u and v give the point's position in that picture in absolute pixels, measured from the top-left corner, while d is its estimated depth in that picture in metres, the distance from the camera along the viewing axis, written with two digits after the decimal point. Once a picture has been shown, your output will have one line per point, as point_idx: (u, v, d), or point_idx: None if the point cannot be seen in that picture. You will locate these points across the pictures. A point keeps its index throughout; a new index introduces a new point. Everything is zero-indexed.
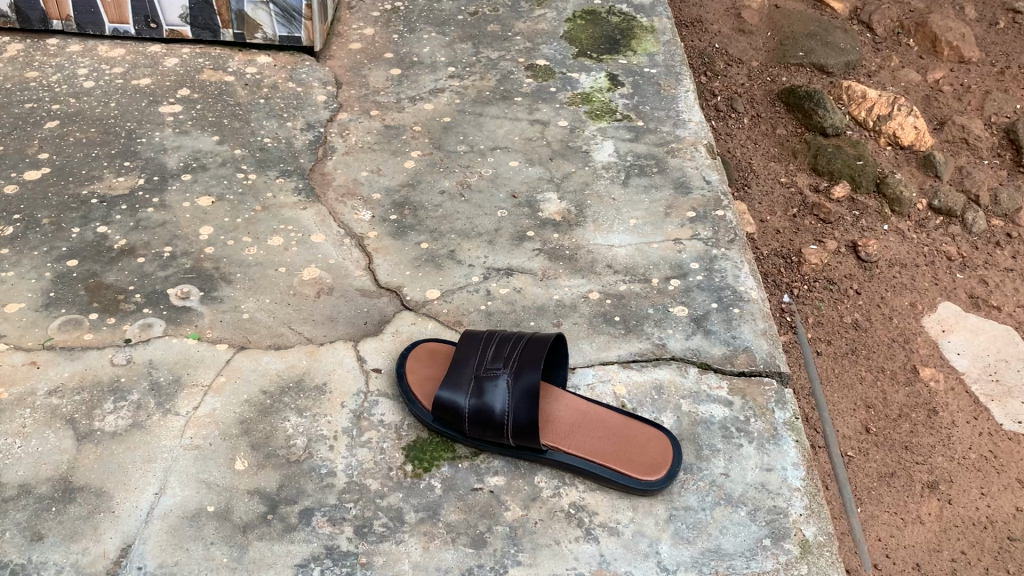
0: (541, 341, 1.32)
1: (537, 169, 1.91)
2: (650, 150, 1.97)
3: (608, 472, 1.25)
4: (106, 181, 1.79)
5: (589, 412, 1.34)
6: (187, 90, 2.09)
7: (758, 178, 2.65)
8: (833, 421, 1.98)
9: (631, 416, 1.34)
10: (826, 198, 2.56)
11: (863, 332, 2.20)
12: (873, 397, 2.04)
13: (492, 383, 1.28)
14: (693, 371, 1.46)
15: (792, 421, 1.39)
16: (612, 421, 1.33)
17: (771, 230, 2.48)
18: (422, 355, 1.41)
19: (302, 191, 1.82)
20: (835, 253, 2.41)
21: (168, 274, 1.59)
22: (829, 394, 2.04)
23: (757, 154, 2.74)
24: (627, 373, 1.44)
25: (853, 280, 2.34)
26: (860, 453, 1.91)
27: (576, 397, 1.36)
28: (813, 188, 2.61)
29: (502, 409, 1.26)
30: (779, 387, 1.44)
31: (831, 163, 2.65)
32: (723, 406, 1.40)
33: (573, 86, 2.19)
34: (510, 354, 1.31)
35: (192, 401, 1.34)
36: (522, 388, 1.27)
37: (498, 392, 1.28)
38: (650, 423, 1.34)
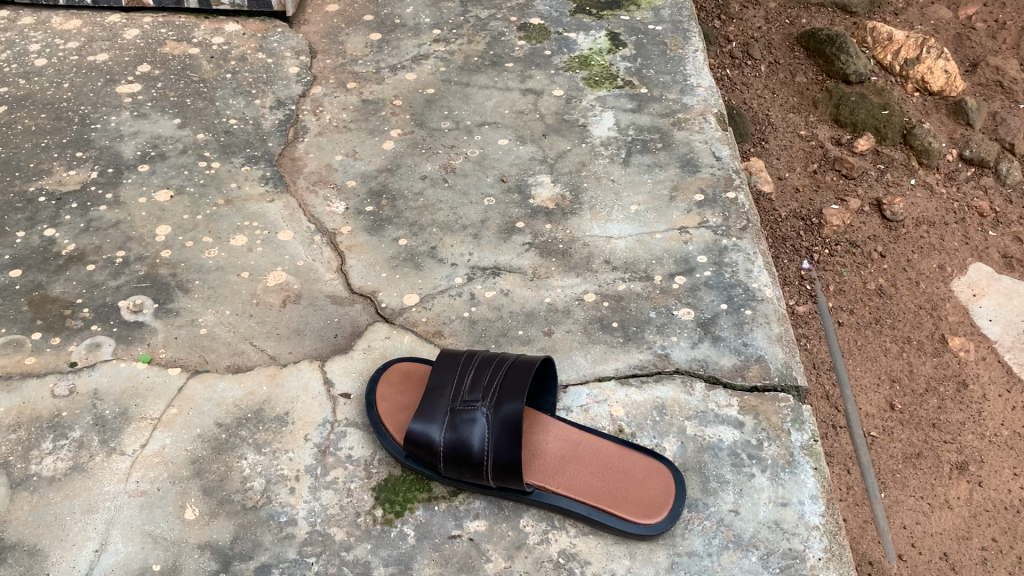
0: (527, 367, 1.18)
1: (528, 148, 1.73)
2: (655, 122, 1.78)
3: (601, 515, 1.11)
4: (55, 175, 1.64)
5: (580, 442, 1.19)
6: (148, 66, 1.92)
7: (776, 131, 2.45)
8: (855, 398, 1.82)
9: (629, 445, 1.19)
10: (848, 152, 2.36)
11: (888, 299, 2.02)
12: (899, 370, 1.87)
13: (470, 415, 1.14)
14: (699, 387, 1.30)
15: (810, 445, 1.24)
16: (606, 451, 1.18)
17: (790, 188, 2.29)
18: (393, 378, 1.26)
19: (270, 180, 1.65)
20: (858, 212, 2.22)
21: (120, 283, 1.45)
22: (851, 367, 1.88)
23: (775, 104, 2.53)
24: (625, 391, 1.29)
25: (877, 242, 2.15)
26: (884, 432, 1.76)
27: (565, 424, 1.22)
28: (835, 141, 2.40)
29: (481, 446, 1.12)
30: (797, 404, 1.29)
31: (854, 114, 2.43)
32: (732, 428, 1.25)
33: (570, 48, 2.00)
34: (491, 383, 1.17)
35: (139, 437, 1.21)
36: (504, 423, 1.13)
37: (476, 426, 1.13)
38: (649, 452, 1.19)
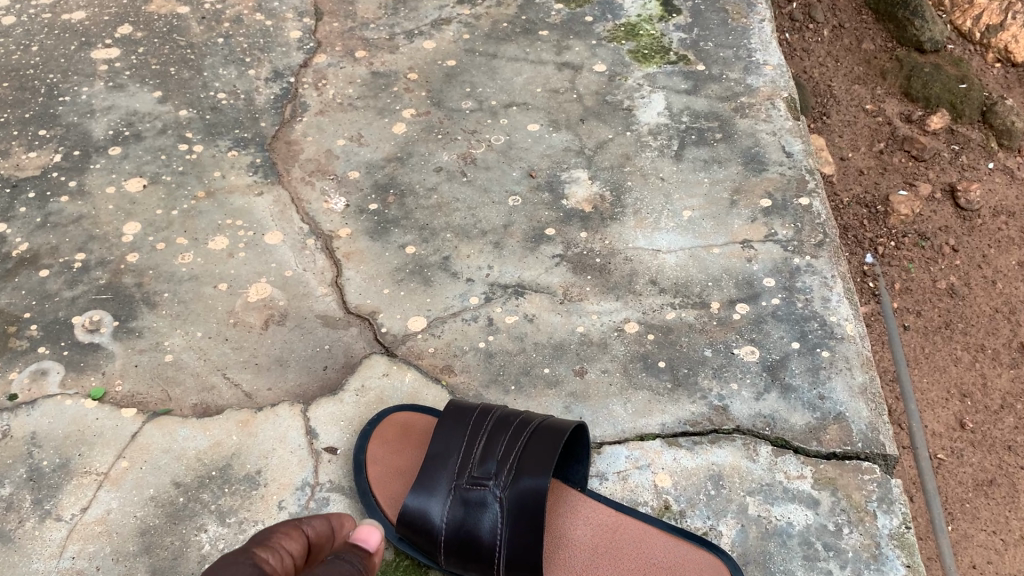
0: (553, 431, 0.95)
1: (563, 135, 1.47)
2: (713, 107, 1.51)
3: None
4: (12, 157, 1.41)
5: (615, 529, 0.97)
6: (129, 27, 1.67)
7: (838, 105, 2.04)
8: (919, 414, 1.46)
9: (676, 534, 0.96)
10: (919, 131, 1.95)
11: (962, 300, 1.64)
12: (971, 382, 1.51)
13: (478, 495, 0.92)
14: (763, 452, 1.06)
15: (900, 533, 1.00)
16: (648, 540, 0.96)
17: (852, 169, 1.89)
18: (388, 434, 1.04)
19: (259, 169, 1.41)
20: (929, 199, 1.81)
21: (76, 294, 1.23)
22: (916, 378, 1.51)
23: (838, 74, 2.12)
24: (673, 455, 1.05)
25: (949, 235, 1.75)
26: (953, 455, 1.41)
27: (596, 504, 1.00)
28: (904, 117, 1.99)
29: (492, 537, 0.90)
30: (884, 478, 1.04)
31: (927, 87, 2.03)
32: (805, 509, 1.01)
33: (615, 14, 1.72)
34: (507, 452, 0.94)
35: (80, 498, 1.00)
36: (522, 509, 0.90)
37: (487, 511, 0.91)
38: (701, 543, 0.95)
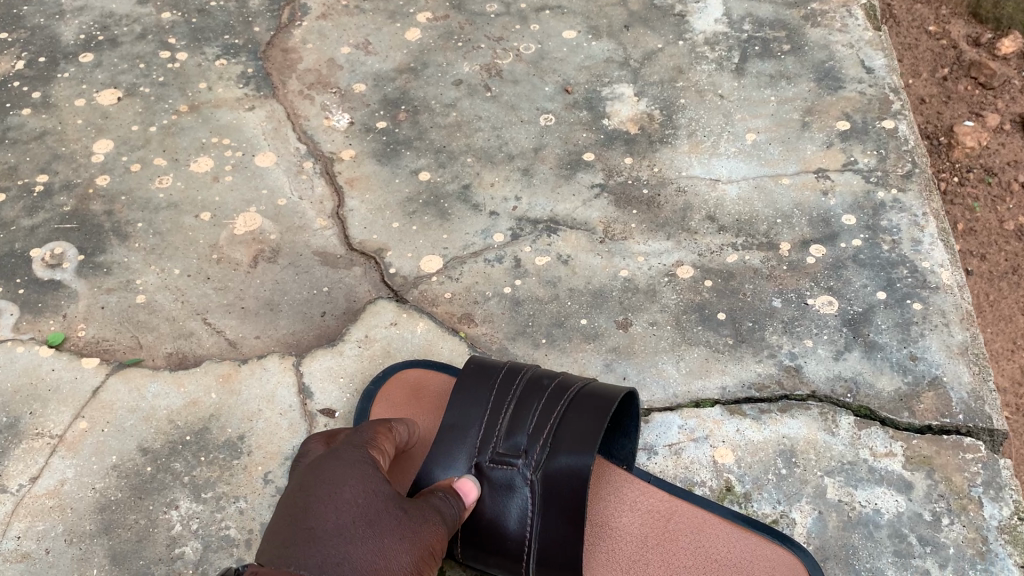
0: (600, 398, 0.77)
1: (604, 44, 1.26)
2: (779, 14, 1.30)
3: None
4: None
5: (669, 513, 0.80)
6: None
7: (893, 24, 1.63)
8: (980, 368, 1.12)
9: (742, 526, 0.79)
10: (988, 55, 1.51)
11: None
12: None
13: (503, 475, 0.74)
14: (844, 423, 0.88)
15: (1013, 526, 0.81)
16: (712, 533, 0.79)
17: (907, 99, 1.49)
18: (397, 396, 0.88)
19: (252, 80, 1.22)
20: (998, 133, 1.40)
21: (36, 223, 1.05)
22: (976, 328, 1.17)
23: None
24: (735, 426, 0.88)
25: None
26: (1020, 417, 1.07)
27: (647, 485, 0.82)
28: (973, 39, 1.55)
29: (520, 527, 0.73)
30: (992, 457, 0.86)
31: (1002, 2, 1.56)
32: (896, 494, 0.83)
33: None
34: (541, 422, 0.76)
35: (30, 465, 0.84)
36: (561, 495, 0.73)
37: (515, 497, 0.74)
38: (776, 538, 0.78)
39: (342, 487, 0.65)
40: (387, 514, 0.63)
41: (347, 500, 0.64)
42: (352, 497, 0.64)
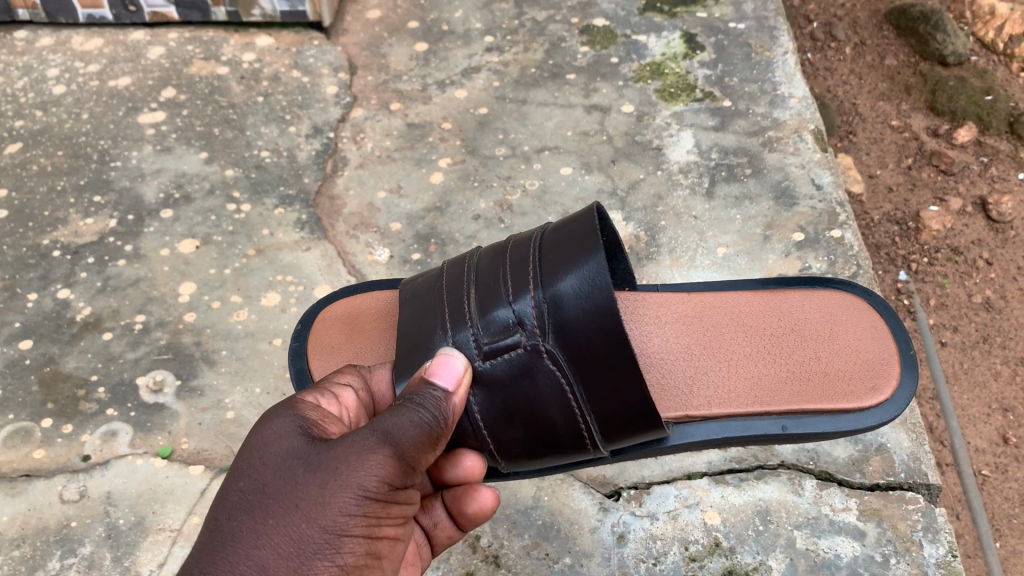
0: (562, 243, 0.95)
1: (596, 178, 1.51)
2: (741, 143, 1.55)
3: (837, 386, 1.00)
4: (71, 225, 1.48)
5: (747, 325, 1.09)
6: (173, 91, 1.74)
7: (865, 122, 2.24)
8: (961, 431, 1.61)
9: (802, 314, 1.10)
10: (947, 145, 2.11)
11: (998, 313, 1.78)
12: (1012, 398, 1.65)
13: (518, 358, 0.89)
14: (809, 485, 1.09)
15: (948, 562, 1.01)
16: (756, 315, 1.10)
17: (882, 188, 2.04)
18: (332, 345, 1.10)
19: (306, 224, 1.47)
20: (961, 214, 1.94)
21: (138, 356, 1.29)
22: (957, 396, 1.66)
23: (861, 91, 2.34)
24: (721, 493, 1.08)
25: (981, 248, 1.88)
26: (998, 472, 1.56)
27: (699, 309, 1.12)
28: (931, 131, 2.18)
29: (556, 395, 0.89)
30: (928, 507, 1.06)
31: (952, 101, 2.21)
32: (852, 540, 1.03)
33: (639, 54, 1.76)
34: (518, 295, 0.92)
35: (156, 554, 1.05)
36: (576, 343, 0.89)
37: (537, 377, 0.89)
38: (815, 310, 1.10)
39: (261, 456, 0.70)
40: (292, 478, 0.67)
41: (259, 472, 0.68)
42: (265, 466, 0.69)
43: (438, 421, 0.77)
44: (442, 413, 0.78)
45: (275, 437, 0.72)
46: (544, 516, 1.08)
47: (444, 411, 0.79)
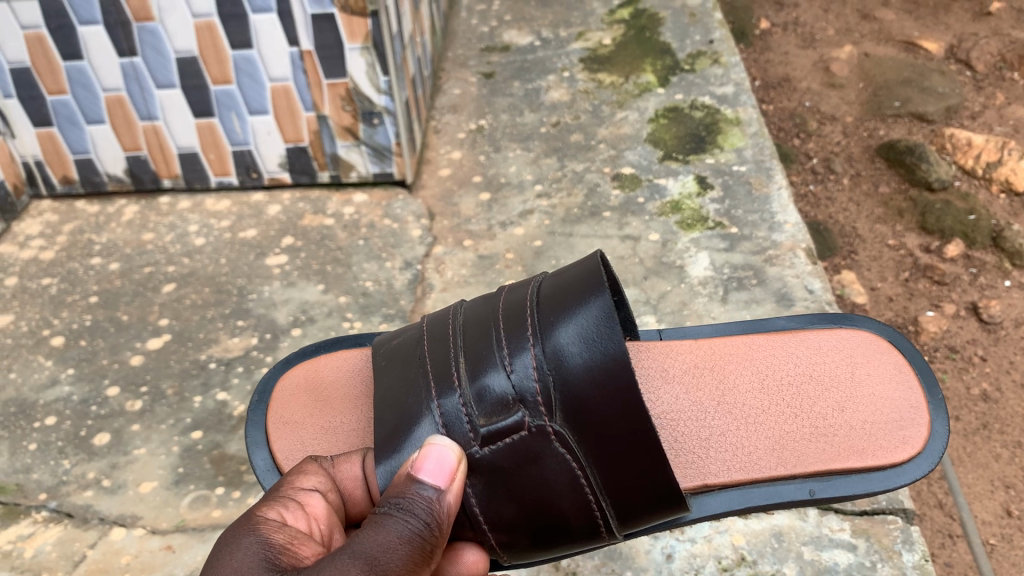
0: (555, 312, 1.22)
1: (632, 290, 1.90)
2: (747, 260, 1.94)
3: (867, 436, 1.29)
4: (221, 344, 1.89)
5: (777, 384, 1.41)
6: (291, 239, 2.19)
7: (865, 243, 2.69)
8: (970, 506, 2.04)
9: (828, 376, 1.41)
10: (939, 258, 2.60)
11: (994, 404, 2.25)
12: (1012, 476, 2.09)
13: (523, 438, 1.11)
14: (812, 513, 1.42)
15: (922, 564, 1.33)
16: (786, 376, 1.42)
17: (884, 297, 2.52)
18: (289, 422, 1.41)
19: None
20: (954, 317, 2.44)
21: None
22: (963, 475, 2.11)
23: (861, 217, 2.78)
24: (744, 521, 1.42)
25: (976, 346, 2.37)
26: (1003, 540, 1.97)
27: (732, 371, 1.44)
28: (924, 248, 2.64)
29: (562, 467, 1.11)
30: (906, 526, 1.39)
31: (941, 221, 2.68)
32: (847, 551, 1.36)
33: (661, 194, 2.19)
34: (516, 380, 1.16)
35: None
36: (582, 420, 1.13)
37: (548, 460, 1.11)
38: (838, 372, 1.42)
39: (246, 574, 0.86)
40: None
41: None
42: None
43: (430, 527, 0.94)
44: (438, 513, 0.95)
45: (252, 568, 0.86)
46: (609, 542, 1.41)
47: (439, 509, 0.96)
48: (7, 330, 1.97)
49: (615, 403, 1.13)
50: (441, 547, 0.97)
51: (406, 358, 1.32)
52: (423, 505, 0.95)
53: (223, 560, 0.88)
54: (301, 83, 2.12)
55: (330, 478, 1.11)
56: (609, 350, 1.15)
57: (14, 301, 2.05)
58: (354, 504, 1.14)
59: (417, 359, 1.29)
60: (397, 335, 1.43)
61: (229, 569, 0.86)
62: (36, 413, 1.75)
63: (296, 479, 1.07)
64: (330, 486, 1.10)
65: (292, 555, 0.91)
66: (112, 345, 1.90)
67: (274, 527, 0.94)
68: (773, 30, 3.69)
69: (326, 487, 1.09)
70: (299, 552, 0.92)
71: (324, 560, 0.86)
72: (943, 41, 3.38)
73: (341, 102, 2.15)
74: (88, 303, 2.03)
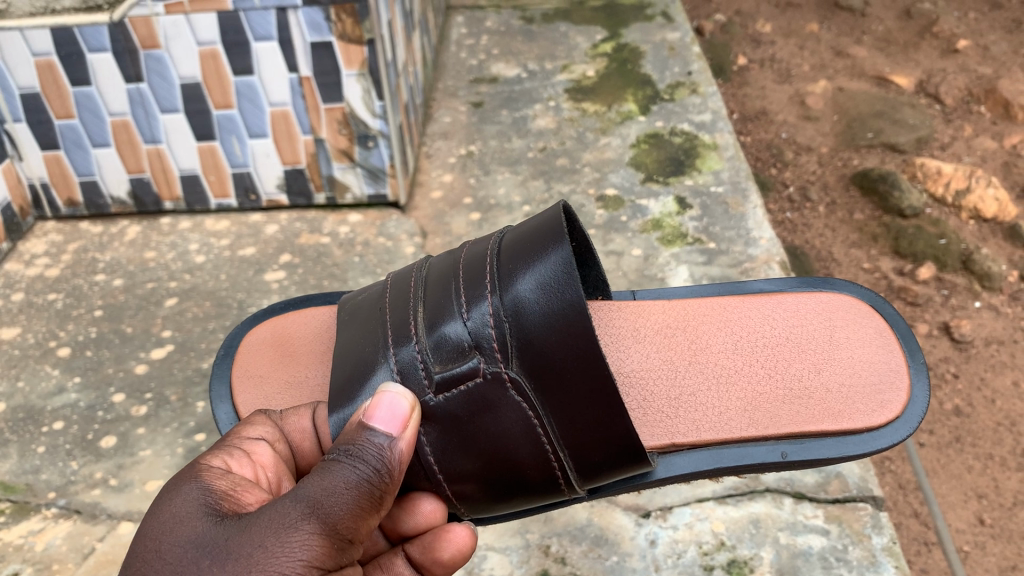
0: (517, 260, 1.28)
1: None
2: (725, 272, 2.05)
3: (844, 396, 1.40)
4: None
5: (755, 346, 1.52)
6: (289, 256, 2.29)
7: (841, 266, 2.79)
8: (944, 514, 2.11)
9: (806, 340, 1.52)
10: (912, 280, 2.69)
11: (966, 418, 2.33)
12: (984, 487, 2.16)
13: (479, 385, 1.20)
14: (787, 501, 1.52)
15: (890, 546, 1.43)
16: (764, 339, 1.54)
17: None
18: (252, 378, 1.53)
19: None
20: (927, 336, 2.54)
21: None
22: (937, 485, 2.18)
23: (837, 241, 2.89)
24: (723, 509, 1.51)
25: (949, 363, 2.47)
26: (976, 547, 2.03)
27: (710, 333, 1.56)
28: (898, 271, 2.74)
29: (519, 413, 1.20)
30: (875, 512, 1.49)
31: (913, 246, 2.78)
32: (820, 535, 1.46)
33: (643, 214, 2.30)
34: (474, 326, 1.24)
35: None
36: (537, 367, 1.20)
37: (507, 409, 1.20)
38: (816, 336, 1.53)
39: (190, 515, 0.96)
40: (214, 535, 0.93)
41: (190, 526, 0.94)
42: (193, 524, 0.95)
43: (380, 474, 1.04)
44: (386, 461, 1.05)
45: (196, 509, 0.97)
46: (595, 530, 1.50)
47: (389, 456, 1.06)
48: (14, 342, 2.04)
49: (568, 351, 1.20)
50: (392, 491, 1.07)
51: (376, 311, 1.41)
52: (373, 452, 1.05)
53: (170, 502, 0.98)
54: (299, 108, 2.21)
55: (276, 429, 1.22)
56: (567, 297, 1.20)
57: (21, 315, 2.13)
58: (303, 455, 1.25)
59: (384, 312, 1.37)
60: (371, 287, 1.52)
61: (173, 512, 0.97)
62: (43, 418, 1.82)
63: (244, 430, 1.19)
64: (277, 436, 1.21)
65: (235, 500, 1.02)
66: (116, 355, 1.98)
67: (220, 475, 1.05)
68: (750, 66, 3.85)
69: (273, 437, 1.21)
70: (242, 498, 1.03)
71: (269, 505, 0.96)
72: (913, 76, 3.53)
73: (338, 126, 2.25)
74: (93, 316, 2.11)
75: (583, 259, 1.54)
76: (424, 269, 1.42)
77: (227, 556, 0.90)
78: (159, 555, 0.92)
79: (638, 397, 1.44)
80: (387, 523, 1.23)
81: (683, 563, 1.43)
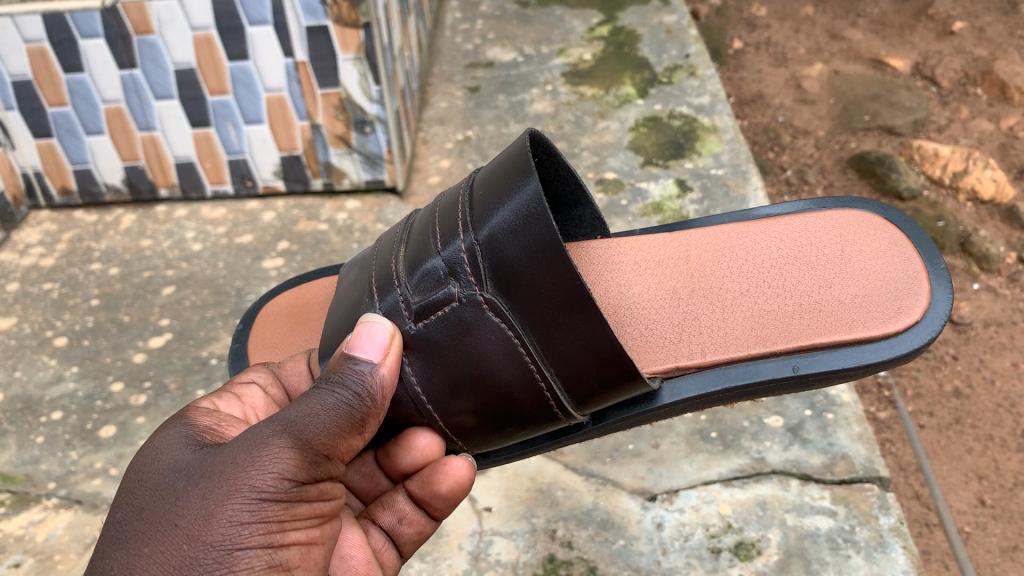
0: (488, 189, 1.24)
1: None
2: None
3: (859, 307, 1.38)
4: (222, 341, 1.95)
5: (764, 269, 1.51)
6: (287, 243, 2.27)
7: None
8: (945, 496, 2.10)
9: (817, 258, 1.50)
10: None
11: (966, 400, 2.33)
12: (985, 468, 2.15)
13: (458, 311, 1.17)
14: (794, 483, 1.51)
15: (897, 526, 1.43)
16: (773, 262, 1.52)
17: None
18: (268, 344, 1.54)
19: None
20: None
21: None
22: (938, 467, 2.17)
23: None
24: (730, 492, 1.51)
25: (948, 346, 2.47)
26: (978, 528, 2.03)
27: (716, 262, 1.55)
28: None
29: (502, 334, 1.17)
30: (882, 493, 1.49)
31: None
32: (827, 516, 1.45)
33: (643, 197, 2.29)
34: (449, 256, 1.21)
35: None
36: (512, 287, 1.17)
37: (486, 332, 1.17)
38: (827, 254, 1.51)
39: (168, 446, 1.00)
40: (192, 459, 0.97)
41: (168, 454, 0.99)
42: (171, 453, 0.99)
43: (360, 399, 1.06)
44: (368, 388, 1.07)
45: (177, 440, 1.01)
46: (602, 514, 1.49)
47: (370, 382, 1.08)
48: (10, 332, 2.02)
49: (543, 268, 1.15)
50: (374, 418, 1.09)
51: (364, 270, 1.39)
52: (354, 380, 1.07)
53: (154, 439, 1.03)
54: (295, 93, 2.19)
55: (271, 375, 1.28)
56: (533, 212, 1.16)
57: (16, 305, 2.10)
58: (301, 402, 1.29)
59: (371, 267, 1.36)
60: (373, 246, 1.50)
61: (155, 445, 1.01)
62: (42, 408, 1.81)
63: (237, 377, 1.26)
64: (271, 381, 1.27)
65: (218, 433, 1.07)
66: (114, 344, 1.96)
67: (206, 413, 1.10)
68: (746, 50, 3.83)
69: (266, 382, 1.26)
70: (227, 431, 1.09)
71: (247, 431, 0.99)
72: (910, 58, 3.51)
73: (335, 111, 2.22)
74: (90, 306, 2.09)
75: (574, 198, 1.56)
76: (408, 222, 1.39)
77: (202, 476, 0.93)
78: (141, 483, 0.96)
79: (642, 327, 1.44)
80: (387, 461, 1.24)
81: (690, 545, 1.43)
